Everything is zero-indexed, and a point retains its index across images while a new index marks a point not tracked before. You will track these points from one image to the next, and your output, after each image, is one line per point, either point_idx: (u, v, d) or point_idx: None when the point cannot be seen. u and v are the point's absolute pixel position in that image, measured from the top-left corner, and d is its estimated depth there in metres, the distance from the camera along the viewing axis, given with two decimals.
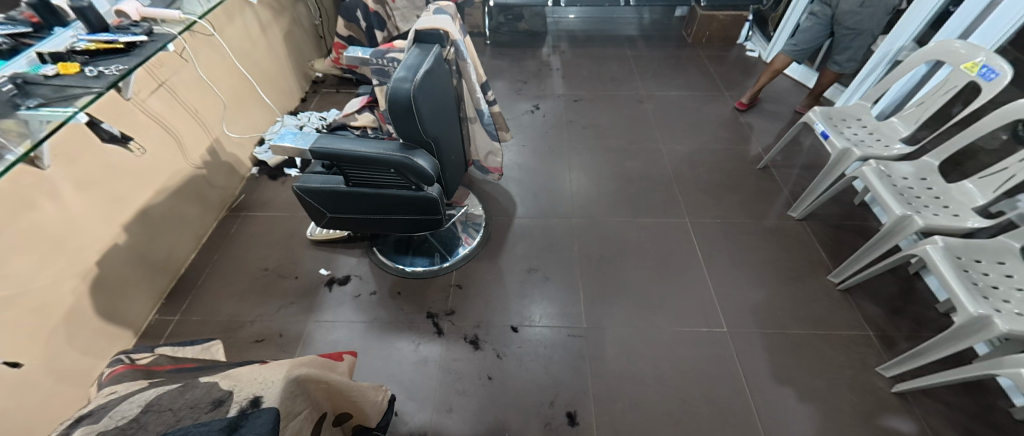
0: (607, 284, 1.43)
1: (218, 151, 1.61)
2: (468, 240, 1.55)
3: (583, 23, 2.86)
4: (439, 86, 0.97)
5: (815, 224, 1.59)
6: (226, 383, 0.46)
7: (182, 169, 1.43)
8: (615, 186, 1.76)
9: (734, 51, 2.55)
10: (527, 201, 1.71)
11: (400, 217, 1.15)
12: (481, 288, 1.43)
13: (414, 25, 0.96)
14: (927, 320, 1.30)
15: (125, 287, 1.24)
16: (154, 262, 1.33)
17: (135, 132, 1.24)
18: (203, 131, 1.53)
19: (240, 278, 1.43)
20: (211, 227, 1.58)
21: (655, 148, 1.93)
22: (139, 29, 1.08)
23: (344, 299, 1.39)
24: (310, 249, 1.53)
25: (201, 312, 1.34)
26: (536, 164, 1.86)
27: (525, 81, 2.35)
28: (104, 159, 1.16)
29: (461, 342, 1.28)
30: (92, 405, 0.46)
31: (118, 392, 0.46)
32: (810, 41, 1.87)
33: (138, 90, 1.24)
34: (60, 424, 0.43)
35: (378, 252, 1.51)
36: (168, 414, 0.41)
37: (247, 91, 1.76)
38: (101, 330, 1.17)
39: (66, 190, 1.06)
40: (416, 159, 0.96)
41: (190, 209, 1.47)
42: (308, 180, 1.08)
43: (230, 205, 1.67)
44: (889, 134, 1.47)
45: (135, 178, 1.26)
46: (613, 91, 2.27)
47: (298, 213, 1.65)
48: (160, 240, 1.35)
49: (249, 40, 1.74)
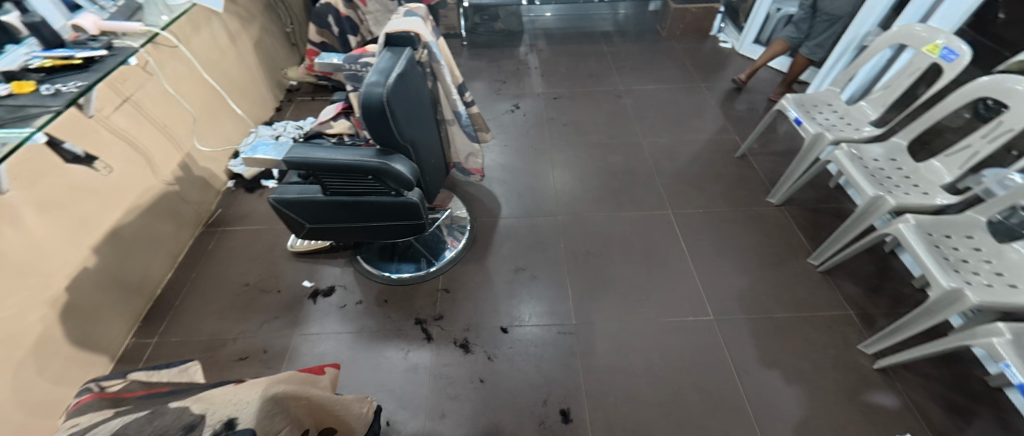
0: (594, 279, 1.44)
1: (191, 166, 1.56)
2: (454, 243, 1.54)
3: (559, 21, 2.87)
4: (413, 89, 0.96)
5: (793, 209, 1.63)
6: (198, 407, 0.44)
7: (153, 186, 1.39)
8: (598, 181, 1.77)
9: (708, 42, 2.59)
10: (511, 201, 1.70)
11: (382, 223, 1.13)
12: (469, 290, 1.42)
13: (384, 29, 0.94)
14: (904, 296, 1.34)
15: (98, 311, 1.19)
16: (128, 284, 1.29)
17: (100, 151, 1.19)
18: (173, 145, 1.48)
19: (220, 295, 1.40)
20: (187, 244, 1.54)
21: (636, 142, 1.95)
22: (98, 43, 1.04)
23: (330, 310, 1.36)
24: (292, 261, 1.50)
25: (181, 333, 1.30)
26: (518, 163, 1.86)
27: (504, 81, 2.35)
28: (69, 180, 1.11)
29: (451, 347, 1.27)
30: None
31: (81, 423, 0.44)
32: (805, 29, 1.96)
33: (101, 106, 1.20)
34: None
35: (362, 260, 1.49)
36: None
37: (218, 103, 1.71)
38: (74, 358, 1.13)
39: (30, 214, 1.01)
40: (394, 164, 0.95)
41: (164, 227, 1.43)
42: (285, 191, 1.05)
43: (207, 220, 1.63)
44: (859, 118, 1.51)
45: (103, 198, 1.21)
46: (592, 87, 2.29)
47: (278, 225, 1.62)
48: (133, 261, 1.31)
49: (217, 51, 1.70)
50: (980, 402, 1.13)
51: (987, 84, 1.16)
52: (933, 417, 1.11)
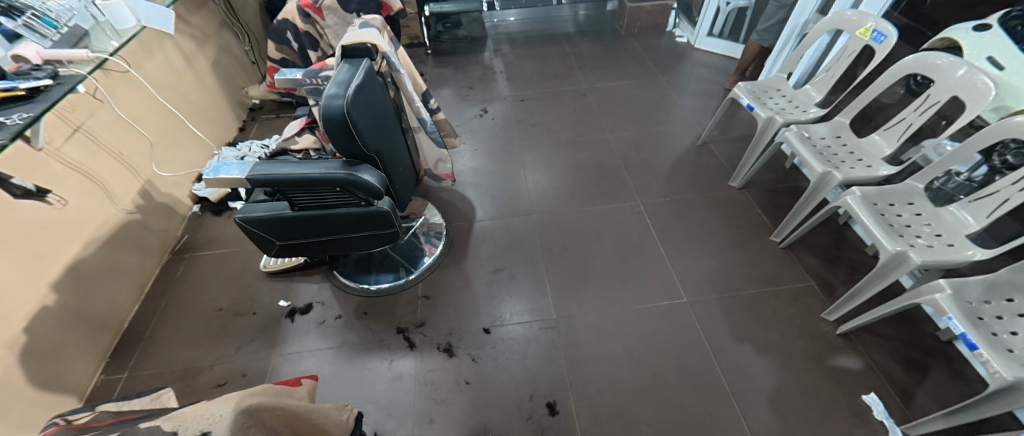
0: (572, 273, 1.47)
1: (152, 193, 1.51)
2: (431, 250, 1.54)
3: (522, 25, 2.92)
4: (375, 99, 0.97)
5: (754, 191, 1.71)
6: (170, 425, 0.44)
7: (112, 216, 1.34)
8: (569, 178, 1.81)
9: (665, 38, 2.69)
10: (486, 204, 1.72)
11: (355, 235, 1.13)
12: (449, 295, 1.42)
13: (340, 41, 0.95)
14: (860, 264, 1.43)
15: (62, 350, 1.14)
16: (92, 319, 1.24)
17: (52, 184, 1.15)
18: (131, 173, 1.43)
19: (193, 322, 1.36)
20: (153, 273, 1.49)
21: (603, 137, 2.00)
22: (42, 73, 1.00)
23: (309, 328, 1.34)
24: (267, 281, 1.47)
25: (154, 364, 1.26)
26: (490, 166, 1.88)
27: (471, 86, 2.37)
28: (19, 217, 1.06)
29: (434, 352, 1.28)
30: None
31: None
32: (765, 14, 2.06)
33: (51, 138, 1.16)
34: None
35: (339, 275, 1.47)
36: None
37: (177, 127, 1.67)
38: (38, 400, 1.07)
39: None
40: (361, 174, 0.96)
41: (127, 258, 1.38)
42: (252, 210, 1.04)
43: (173, 248, 1.58)
44: (805, 100, 1.61)
45: (58, 233, 1.16)
46: (557, 87, 2.34)
47: (249, 247, 1.58)
48: (96, 296, 1.26)
49: (173, 73, 1.66)
50: (934, 356, 1.21)
51: (914, 62, 1.26)
52: (893, 374, 1.18)
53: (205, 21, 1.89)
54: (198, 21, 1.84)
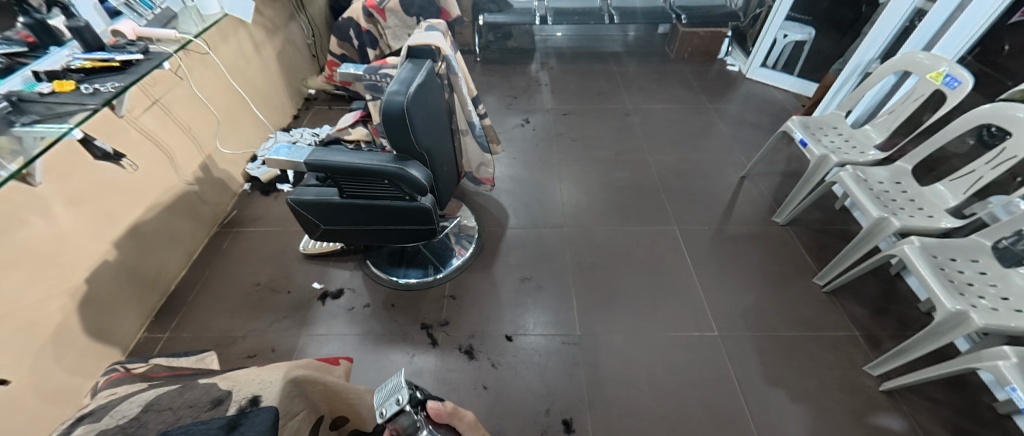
0: (599, 291, 1.45)
1: (211, 167, 1.61)
2: (461, 251, 1.56)
3: (570, 41, 2.96)
4: (431, 99, 1.01)
5: (799, 229, 1.64)
6: (225, 384, 0.48)
7: (174, 185, 1.43)
8: (605, 195, 1.80)
9: (715, 65, 2.65)
10: (519, 211, 1.73)
11: (394, 227, 1.16)
12: (475, 298, 1.43)
13: (407, 42, 1.00)
14: (910, 319, 1.34)
15: (115, 304, 1.22)
16: (144, 278, 1.32)
17: (128, 150, 1.25)
18: (196, 147, 1.54)
19: (232, 293, 1.42)
20: (202, 243, 1.57)
21: (643, 158, 1.98)
22: (135, 48, 1.09)
23: (338, 312, 1.38)
24: (304, 263, 1.53)
25: (192, 329, 1.32)
26: (527, 176, 1.90)
27: (515, 96, 2.41)
28: (96, 176, 1.16)
29: (456, 353, 1.28)
30: (92, 407, 0.48)
31: (118, 393, 0.48)
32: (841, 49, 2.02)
33: (132, 107, 1.26)
34: (62, 424, 0.45)
35: (371, 265, 1.51)
36: (169, 413, 0.43)
37: (241, 109, 1.78)
38: (88, 348, 1.15)
39: (59, 207, 1.06)
40: (410, 170, 0.99)
41: (181, 225, 1.47)
42: (303, 193, 1.09)
43: (222, 221, 1.67)
44: (863, 141, 1.54)
45: (127, 194, 1.26)
46: (600, 104, 2.34)
47: (290, 228, 1.65)
48: (150, 257, 1.34)
49: (243, 59, 1.78)
50: (988, 428, 1.11)
51: (988, 112, 1.18)
52: None
53: (276, 14, 2.01)
54: (270, 13, 1.96)
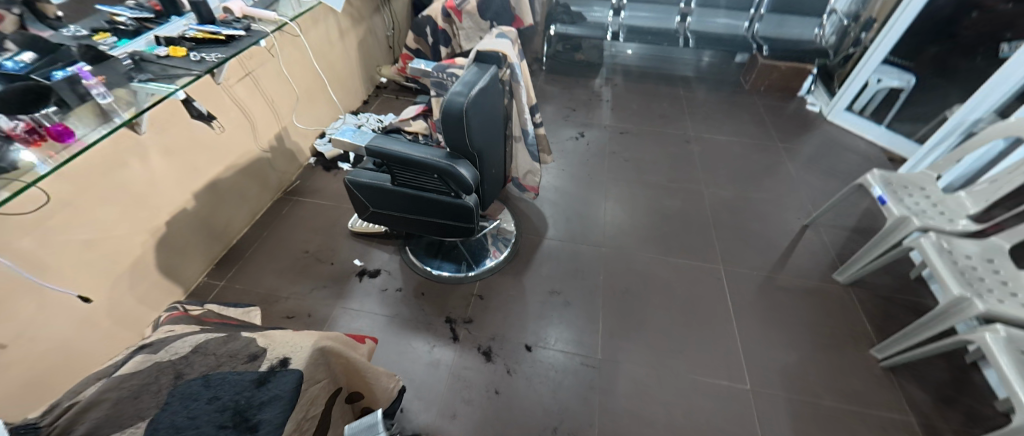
0: (627, 318, 1.40)
1: (284, 138, 1.76)
2: (495, 254, 1.58)
3: (639, 59, 2.90)
4: (491, 103, 1.03)
5: (862, 292, 1.49)
6: (263, 341, 0.52)
7: (251, 150, 1.58)
8: (649, 221, 1.74)
9: (794, 102, 2.48)
10: (559, 224, 1.72)
11: (436, 219, 1.20)
12: (502, 301, 1.45)
13: (477, 46, 1.03)
14: (982, 417, 1.17)
15: (186, 248, 1.37)
16: (213, 229, 1.47)
17: (219, 113, 1.39)
18: (275, 118, 1.68)
19: (283, 256, 1.54)
20: (266, 205, 1.72)
21: (697, 189, 1.90)
22: (240, 25, 1.22)
23: (371, 291, 1.45)
24: (349, 239, 1.62)
25: (244, 282, 1.45)
26: (573, 189, 1.88)
27: (574, 108, 2.41)
28: (189, 133, 1.31)
29: (474, 352, 1.30)
30: (152, 338, 0.54)
31: (174, 331, 0.54)
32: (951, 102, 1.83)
33: (228, 77, 1.40)
34: (127, 349, 0.52)
35: (409, 252, 1.57)
36: (211, 358, 0.48)
37: (319, 89, 1.93)
38: (159, 283, 1.30)
39: (156, 156, 1.21)
40: (458, 168, 1.02)
41: (251, 187, 1.61)
42: (359, 175, 1.16)
43: (286, 188, 1.81)
44: (954, 208, 1.38)
45: (212, 152, 1.40)
46: (661, 127, 2.27)
47: (343, 205, 1.76)
48: (221, 211, 1.49)
49: (328, 44, 1.93)
50: None
51: None
52: None
53: (364, 5, 2.16)
54: (359, 4, 2.11)
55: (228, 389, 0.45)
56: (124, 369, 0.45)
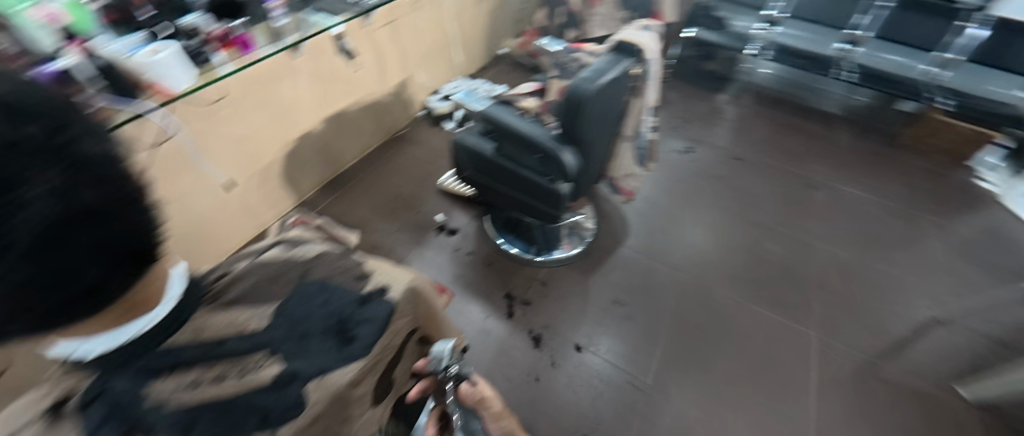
0: (688, 353, 1.31)
1: (405, 87, 1.88)
2: (568, 247, 1.56)
3: (778, 82, 2.58)
4: (613, 97, 0.99)
5: (992, 418, 1.22)
6: (370, 265, 0.57)
7: (376, 92, 1.72)
8: (741, 260, 1.58)
9: (965, 172, 2.04)
10: (641, 235, 1.64)
11: (525, 198, 1.20)
12: (563, 295, 1.43)
13: (617, 36, 1.00)
14: None
15: (305, 164, 1.55)
16: (330, 154, 1.64)
17: (359, 53, 1.53)
18: (402, 67, 1.81)
19: (379, 193, 1.68)
20: (375, 144, 1.87)
21: (808, 241, 1.67)
22: None
23: (446, 247, 1.53)
24: (437, 194, 1.71)
25: (343, 207, 1.61)
26: (665, 204, 1.77)
27: (688, 121, 2.24)
28: (333, 65, 1.46)
29: (524, 334, 1.32)
30: (287, 235, 0.63)
31: (303, 234, 0.62)
32: None
33: (375, 21, 1.53)
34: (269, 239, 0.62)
35: (488, 221, 1.61)
36: (330, 268, 0.54)
37: (444, 47, 2.02)
38: (280, 188, 1.50)
39: (304, 79, 1.37)
40: (562, 154, 1.01)
41: (368, 125, 1.76)
42: (466, 137, 1.20)
43: (395, 133, 1.95)
44: None
45: (345, 86, 1.55)
46: (782, 163, 2.03)
47: (439, 161, 1.85)
48: (340, 140, 1.66)
49: (464, 6, 2.00)
50: None
51: None
52: None
53: None
54: None
55: (338, 300, 0.51)
56: (269, 254, 0.57)
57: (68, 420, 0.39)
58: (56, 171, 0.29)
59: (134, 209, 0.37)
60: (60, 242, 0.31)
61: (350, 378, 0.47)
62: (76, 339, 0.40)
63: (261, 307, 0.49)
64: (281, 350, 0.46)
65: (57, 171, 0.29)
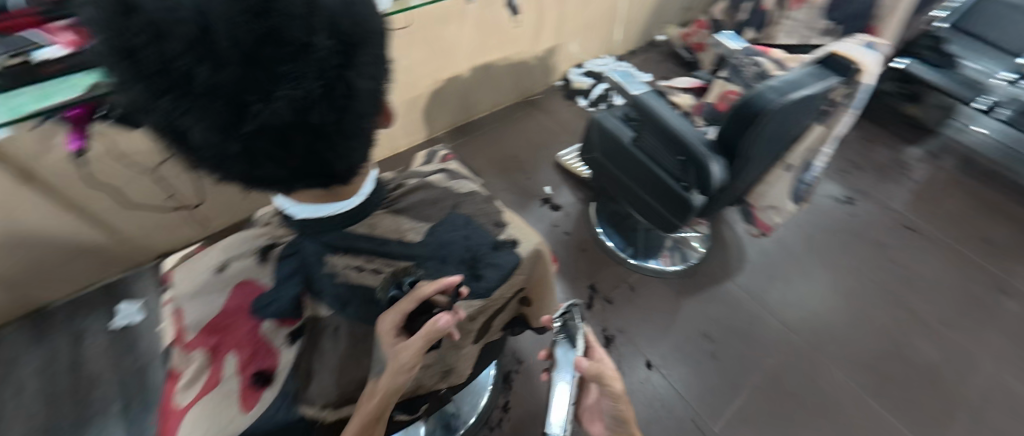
0: (770, 419, 1.16)
1: (553, 53, 1.87)
2: (667, 260, 1.46)
3: (1006, 151, 2.00)
4: (797, 116, 0.85)
5: None
6: (507, 216, 0.65)
7: (525, 52, 1.74)
8: (874, 346, 1.32)
9: None
10: (755, 276, 1.46)
11: (647, 198, 1.13)
12: (648, 306, 1.36)
13: (832, 46, 0.86)
14: None
15: (444, 105, 1.65)
16: (467, 102, 1.72)
17: (524, 10, 1.54)
18: (557, 33, 1.78)
19: (499, 150, 1.74)
20: (508, 103, 1.91)
21: (977, 355, 1.33)
22: None
23: (545, 220, 1.54)
24: (551, 167, 1.71)
25: (464, 154, 1.70)
26: (796, 251, 1.54)
27: (858, 166, 1.88)
28: (497, 17, 1.49)
29: (597, 330, 1.29)
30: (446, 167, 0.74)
31: (459, 170, 0.73)
32: None
33: None
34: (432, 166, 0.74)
35: (593, 208, 1.57)
36: (473, 208, 0.63)
37: (603, 22, 1.94)
38: (417, 121, 1.62)
39: (468, 25, 1.42)
40: (710, 163, 0.89)
41: (507, 82, 1.80)
42: (607, 119, 1.16)
43: (528, 96, 1.96)
44: None
45: (500, 40, 1.59)
46: (974, 252, 1.60)
47: (563, 134, 1.83)
48: (479, 91, 1.72)
49: None
50: None
51: None
52: None
53: None
54: None
55: (477, 238, 0.59)
56: (432, 179, 0.67)
57: (269, 263, 0.54)
58: (310, 79, 0.35)
59: (346, 135, 0.43)
60: (286, 134, 0.38)
61: (471, 312, 0.58)
62: (301, 200, 0.52)
63: (419, 223, 0.58)
64: (426, 266, 0.55)
65: (311, 81, 0.35)
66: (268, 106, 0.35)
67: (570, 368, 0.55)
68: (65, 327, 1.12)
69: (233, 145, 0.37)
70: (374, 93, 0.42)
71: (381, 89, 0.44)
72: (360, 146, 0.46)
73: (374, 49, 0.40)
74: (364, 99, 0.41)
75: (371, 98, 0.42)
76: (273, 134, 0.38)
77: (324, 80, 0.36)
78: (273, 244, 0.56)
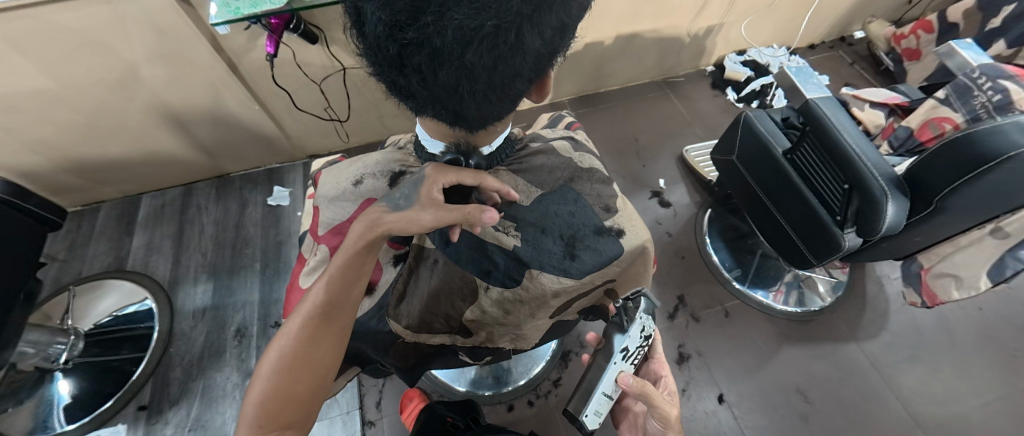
0: None
1: (712, 34, 1.64)
2: (778, 297, 1.26)
3: None
4: None
5: None
6: (621, 204, 0.65)
7: (681, 28, 1.55)
8: None
9: None
10: (892, 348, 1.19)
11: (783, 220, 0.96)
12: (740, 338, 1.21)
13: None
14: None
15: (576, 71, 1.59)
16: (601, 71, 1.63)
17: None
18: (725, 11, 1.55)
19: (619, 129, 1.63)
20: (643, 81, 1.77)
21: None
22: None
23: (649, 214, 1.43)
24: (672, 159, 1.56)
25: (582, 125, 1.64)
26: (964, 338, 1.21)
27: None
28: None
29: (672, 343, 1.20)
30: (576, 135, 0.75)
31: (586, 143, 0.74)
32: None
33: None
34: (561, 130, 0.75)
35: (707, 215, 1.41)
36: (590, 189, 0.65)
37: (788, 6, 1.62)
38: None
39: None
40: (887, 202, 0.68)
41: (650, 58, 1.65)
42: (760, 119, 0.97)
43: (668, 78, 1.79)
44: None
45: (658, 11, 1.43)
46: None
47: (695, 127, 1.65)
48: (617, 62, 1.61)
49: None
50: None
51: None
52: None
53: None
54: None
55: (586, 218, 0.62)
56: (557, 144, 0.69)
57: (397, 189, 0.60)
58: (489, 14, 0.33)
59: (490, 85, 0.41)
60: (440, 59, 0.37)
61: (556, 288, 0.60)
62: (433, 136, 0.56)
63: (533, 188, 0.62)
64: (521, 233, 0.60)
65: (491, 16, 0.33)
66: (439, 22, 0.34)
67: (615, 356, 0.57)
68: (237, 194, 1.41)
69: (393, 46, 0.37)
70: (537, 53, 0.40)
71: (546, 53, 0.41)
72: (499, 100, 0.45)
73: (562, 11, 0.37)
74: (527, 54, 0.39)
75: (530, 58, 0.40)
76: (430, 55, 0.37)
77: (499, 21, 0.34)
78: (404, 171, 0.62)
